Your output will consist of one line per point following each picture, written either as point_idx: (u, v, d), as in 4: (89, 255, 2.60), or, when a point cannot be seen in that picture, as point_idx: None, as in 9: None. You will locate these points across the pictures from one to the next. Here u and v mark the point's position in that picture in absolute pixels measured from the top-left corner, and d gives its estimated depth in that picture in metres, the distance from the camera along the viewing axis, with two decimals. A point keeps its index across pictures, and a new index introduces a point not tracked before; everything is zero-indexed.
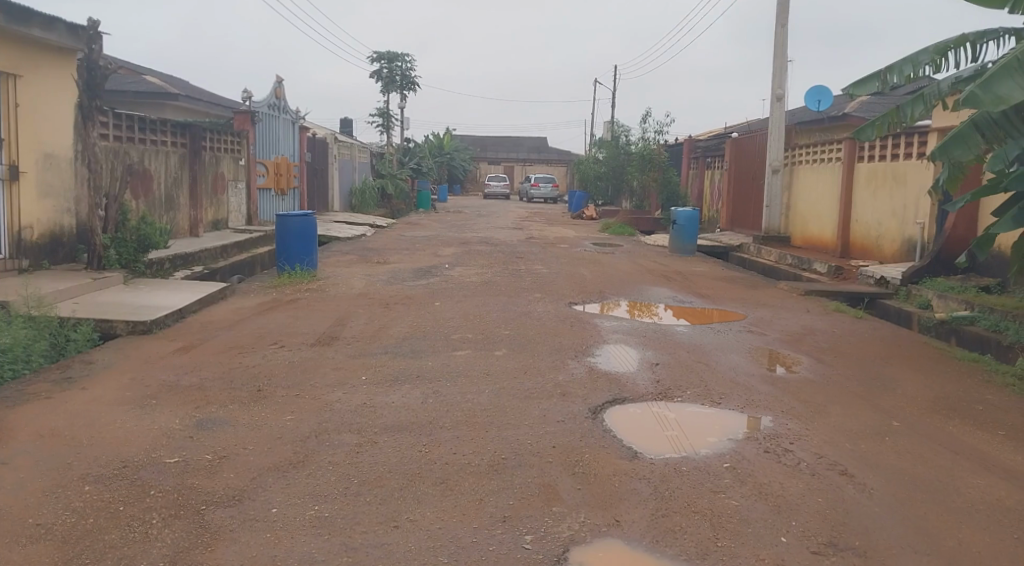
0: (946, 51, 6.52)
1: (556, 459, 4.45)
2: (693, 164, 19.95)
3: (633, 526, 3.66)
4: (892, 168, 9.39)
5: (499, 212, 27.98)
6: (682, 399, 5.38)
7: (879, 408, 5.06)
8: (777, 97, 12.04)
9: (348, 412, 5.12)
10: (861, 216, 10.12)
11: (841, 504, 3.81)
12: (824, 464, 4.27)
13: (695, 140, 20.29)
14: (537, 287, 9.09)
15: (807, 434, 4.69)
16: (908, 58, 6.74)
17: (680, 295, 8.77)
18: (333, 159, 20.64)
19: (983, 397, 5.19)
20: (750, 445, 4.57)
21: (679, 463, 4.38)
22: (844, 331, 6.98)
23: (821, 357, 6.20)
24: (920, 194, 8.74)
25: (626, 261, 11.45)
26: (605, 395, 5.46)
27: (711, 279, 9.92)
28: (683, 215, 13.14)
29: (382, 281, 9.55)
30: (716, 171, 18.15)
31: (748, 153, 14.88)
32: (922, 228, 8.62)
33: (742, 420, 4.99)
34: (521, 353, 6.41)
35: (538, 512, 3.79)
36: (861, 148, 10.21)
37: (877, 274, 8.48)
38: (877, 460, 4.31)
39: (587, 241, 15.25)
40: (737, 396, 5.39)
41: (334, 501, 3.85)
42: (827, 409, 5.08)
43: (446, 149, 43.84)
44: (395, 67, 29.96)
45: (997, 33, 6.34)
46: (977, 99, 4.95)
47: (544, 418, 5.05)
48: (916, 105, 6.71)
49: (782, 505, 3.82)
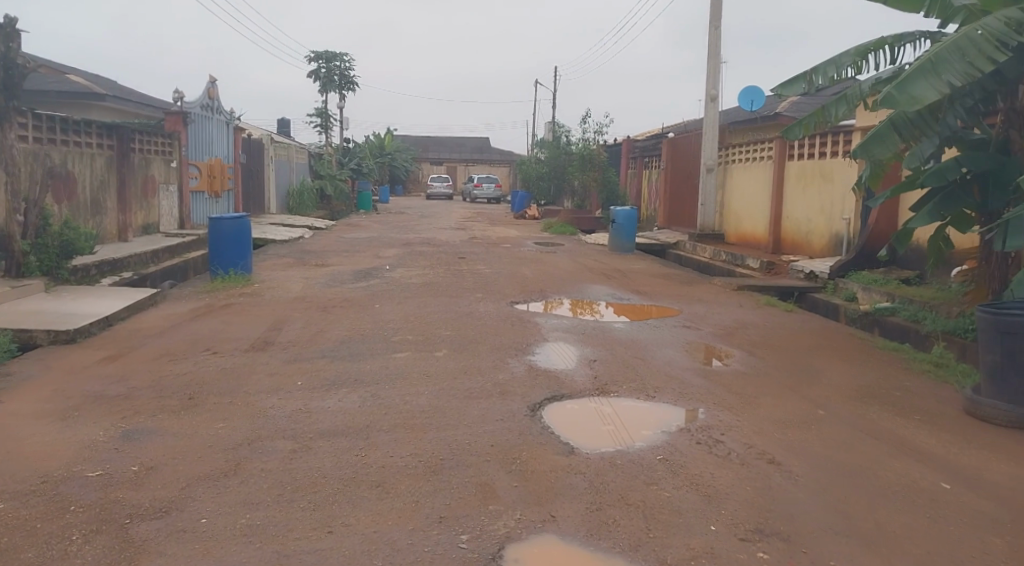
0: (866, 53, 6.79)
1: (493, 458, 4.46)
2: (632, 164, 20.31)
3: (568, 521, 3.70)
4: (820, 166, 9.73)
5: (441, 212, 27.89)
6: (618, 394, 5.47)
7: (806, 398, 5.24)
8: (711, 97, 12.34)
9: (283, 418, 5.03)
10: (791, 213, 10.46)
11: (769, 492, 3.93)
12: (753, 454, 4.40)
13: (634, 141, 20.66)
14: (477, 287, 9.09)
15: (737, 425, 4.83)
16: (831, 60, 7.00)
17: (618, 292, 8.90)
18: (269, 160, 20.21)
19: (902, 384, 5.43)
20: (682, 437, 4.68)
21: (614, 458, 4.44)
22: (775, 325, 7.20)
23: (752, 350, 6.39)
24: (846, 191, 9.09)
25: (567, 260, 11.56)
26: (543, 393, 5.50)
27: (650, 276, 10.10)
28: (622, 214, 13.37)
29: (320, 283, 9.41)
30: (653, 170, 18.53)
31: (684, 152, 15.23)
32: (848, 224, 8.97)
33: (676, 413, 5.10)
34: (461, 354, 6.41)
35: (474, 512, 3.80)
36: (790, 147, 10.56)
37: (806, 268, 8.78)
38: (802, 448, 4.46)
39: (529, 241, 15.33)
40: (671, 390, 5.51)
41: (267, 508, 3.77)
42: (757, 400, 5.24)
43: (387, 150, 43.50)
44: (333, 66, 29.57)
45: (913, 36, 6.63)
46: (894, 99, 5.15)
47: (482, 418, 5.06)
48: (839, 105, 6.96)
49: (712, 495, 3.93)
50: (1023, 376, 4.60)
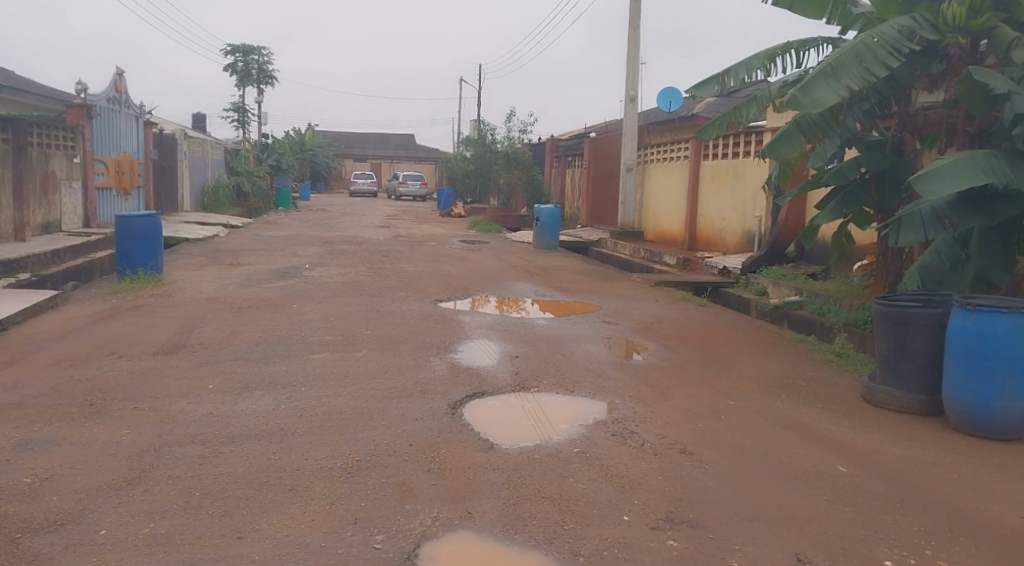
0: (774, 57, 7.07)
1: (411, 457, 4.43)
2: (555, 163, 20.57)
3: (485, 517, 3.71)
4: (733, 166, 10.08)
5: (364, 211, 27.49)
6: (538, 389, 5.52)
7: (718, 389, 5.43)
8: (630, 98, 12.60)
9: (193, 423, 4.85)
10: (706, 211, 10.81)
11: (680, 480, 4.05)
12: (666, 444, 4.52)
13: (557, 140, 20.92)
14: (400, 286, 9.00)
15: (651, 417, 4.95)
16: (741, 63, 7.25)
17: (541, 289, 8.98)
18: (183, 156, 19.44)
19: (806, 374, 5.69)
20: (599, 430, 4.76)
21: (532, 452, 4.48)
22: (690, 319, 7.42)
23: (668, 344, 6.57)
24: (756, 190, 9.45)
25: (492, 258, 11.59)
26: (464, 390, 5.49)
27: (572, 273, 10.23)
28: (546, 211, 13.51)
29: (236, 284, 9.12)
30: (576, 169, 18.82)
31: (605, 152, 15.53)
32: (759, 221, 9.34)
33: (594, 406, 5.19)
34: (380, 353, 6.33)
35: (391, 511, 3.76)
36: (705, 147, 10.90)
37: (720, 264, 9.09)
38: (712, 437, 4.61)
39: (454, 239, 15.28)
40: (590, 384, 5.60)
41: (173, 516, 3.63)
42: (671, 392, 5.39)
43: (309, 146, 42.57)
44: (251, 60, 28.72)
45: (816, 42, 6.95)
46: (798, 102, 5.36)
47: (401, 417, 5.02)
48: (750, 106, 7.21)
49: (626, 485, 4.01)
50: (913, 362, 4.87)
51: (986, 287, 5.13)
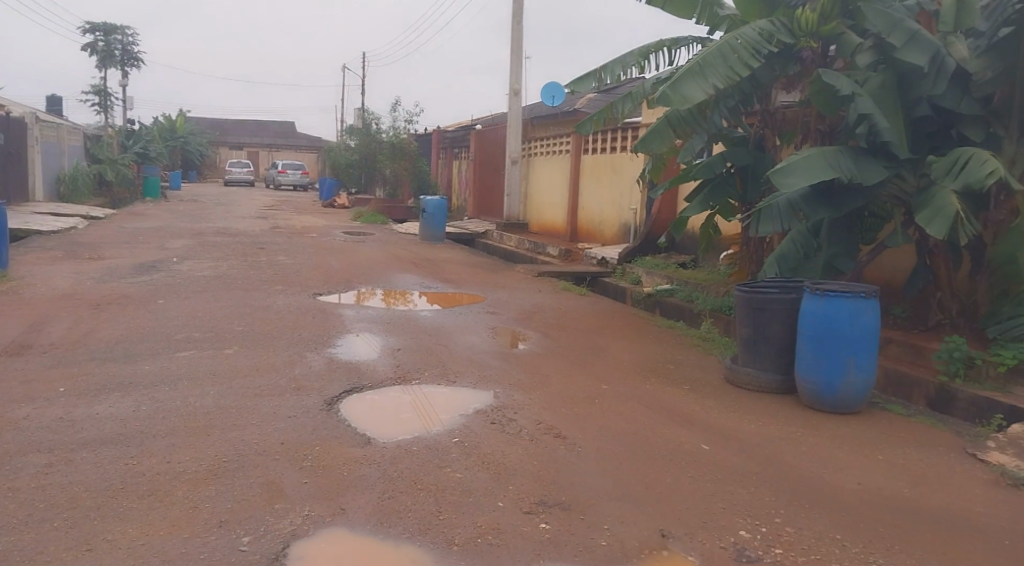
0: (648, 55, 7.33)
1: (282, 456, 4.28)
2: (442, 155, 20.52)
3: (358, 512, 3.64)
4: (612, 160, 10.38)
5: (242, 202, 26.31)
6: (419, 381, 5.48)
7: (594, 375, 5.59)
8: (514, 91, 12.72)
9: (38, 430, 4.46)
10: (587, 204, 11.10)
11: (555, 465, 4.14)
12: (542, 430, 4.61)
13: (443, 131, 20.87)
14: (278, 279, 8.67)
15: (529, 404, 5.03)
16: (617, 60, 7.45)
17: (426, 281, 8.91)
18: (34, 142, 17.84)
19: (677, 358, 5.96)
20: (478, 420, 4.78)
21: (410, 445, 4.44)
22: (571, 308, 7.59)
23: (548, 332, 6.69)
24: (633, 183, 9.79)
25: (376, 250, 11.39)
26: (341, 385, 5.37)
27: (458, 265, 10.23)
28: (432, 203, 13.44)
29: (94, 279, 8.47)
30: (461, 161, 18.87)
31: (490, 144, 15.62)
32: (635, 214, 9.70)
33: (474, 396, 5.21)
34: (253, 349, 6.08)
35: (259, 512, 3.61)
36: (586, 142, 11.16)
37: (599, 255, 9.37)
38: (586, 421, 4.75)
39: (338, 231, 14.91)
40: (470, 374, 5.62)
41: (11, 532, 3.32)
42: (549, 379, 5.50)
43: (179, 133, 40.27)
44: (113, 40, 26.76)
45: (686, 41, 7.26)
46: (668, 98, 5.54)
47: (273, 415, 4.84)
48: (626, 102, 7.43)
49: (501, 472, 4.05)
50: (769, 344, 5.21)
51: (833, 273, 5.55)
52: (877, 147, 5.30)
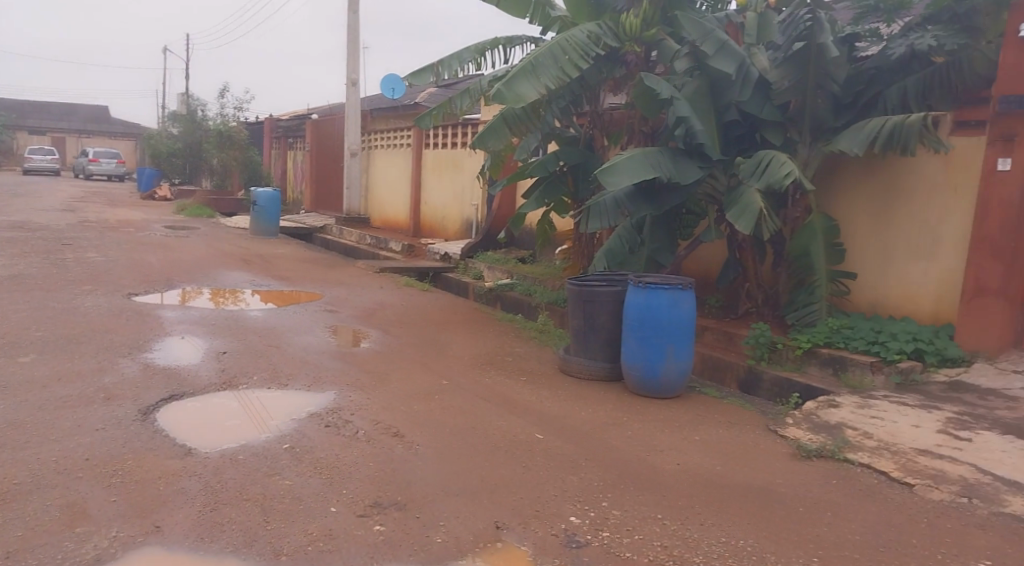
0: (484, 52, 7.40)
1: (87, 474, 3.86)
2: (276, 145, 19.59)
3: (175, 530, 3.35)
4: (453, 155, 10.41)
5: (45, 192, 23.58)
6: (247, 385, 5.18)
7: (433, 371, 5.57)
8: (352, 82, 12.40)
9: None
10: (428, 199, 11.06)
11: (391, 465, 4.07)
12: (379, 430, 4.52)
13: (277, 121, 19.92)
14: (87, 279, 7.85)
15: (366, 404, 4.91)
16: (453, 55, 7.46)
17: (259, 279, 8.46)
18: None
19: (515, 351, 6.10)
20: (311, 423, 4.60)
21: (236, 454, 4.18)
22: (412, 304, 7.53)
23: (388, 329, 6.59)
24: (473, 179, 9.90)
25: (204, 246, 10.65)
26: (158, 393, 4.95)
27: (294, 261, 9.81)
28: (265, 196, 12.79)
29: None
30: (298, 152, 18.12)
31: (327, 135, 15.12)
32: (477, 209, 9.82)
33: (308, 399, 5.00)
34: (52, 357, 5.45)
35: (55, 540, 3.23)
36: (426, 136, 11.11)
37: (441, 250, 9.39)
38: (424, 418, 4.72)
39: (159, 225, 13.77)
40: (304, 375, 5.40)
41: None
42: (388, 378, 5.41)
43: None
44: None
45: (521, 40, 7.41)
46: (503, 96, 5.61)
47: (76, 429, 4.36)
48: (463, 98, 7.46)
49: (335, 476, 3.92)
50: (599, 334, 5.47)
51: (656, 267, 5.92)
52: (693, 149, 5.66)
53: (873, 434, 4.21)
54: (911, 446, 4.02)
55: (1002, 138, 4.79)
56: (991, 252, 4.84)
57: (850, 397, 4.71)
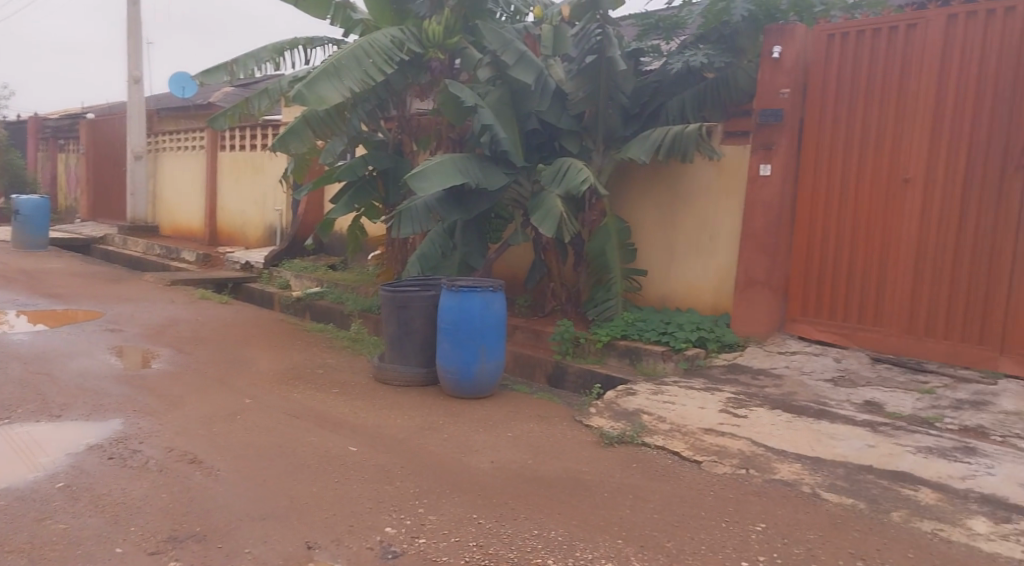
0: (283, 51, 7.08)
1: None
2: (42, 146, 17.32)
3: None
4: (252, 158, 9.82)
5: None
6: (8, 421, 4.49)
7: (236, 389, 5.21)
8: (134, 78, 11.30)
9: None
10: (227, 205, 10.39)
11: (188, 494, 3.72)
12: (173, 457, 4.12)
13: (43, 119, 17.64)
14: None
15: (157, 430, 4.47)
16: (249, 54, 7.05)
17: (23, 298, 7.40)
18: None
19: (325, 362, 5.89)
20: (90, 456, 4.08)
21: None
22: (212, 319, 7.00)
23: (184, 348, 6.06)
24: (276, 184, 9.45)
25: None
26: None
27: (68, 277, 8.72)
28: (30, 204, 11.26)
29: None
30: (70, 155, 16.17)
31: (106, 136, 13.65)
32: (281, 214, 9.41)
33: (87, 430, 4.45)
34: None
35: None
36: (222, 138, 10.41)
37: (244, 259, 8.88)
38: (225, 440, 4.39)
39: None
40: (82, 405, 4.80)
41: None
42: (183, 400, 4.97)
43: None
44: None
45: (322, 41, 7.19)
46: (304, 98, 5.38)
47: None
48: (262, 99, 7.07)
49: (120, 513, 3.50)
50: (412, 340, 5.44)
51: (468, 270, 6.01)
52: (497, 156, 5.80)
53: (666, 418, 4.55)
54: (698, 425, 4.39)
55: (762, 147, 5.38)
56: (757, 248, 5.42)
57: (646, 384, 5.10)
